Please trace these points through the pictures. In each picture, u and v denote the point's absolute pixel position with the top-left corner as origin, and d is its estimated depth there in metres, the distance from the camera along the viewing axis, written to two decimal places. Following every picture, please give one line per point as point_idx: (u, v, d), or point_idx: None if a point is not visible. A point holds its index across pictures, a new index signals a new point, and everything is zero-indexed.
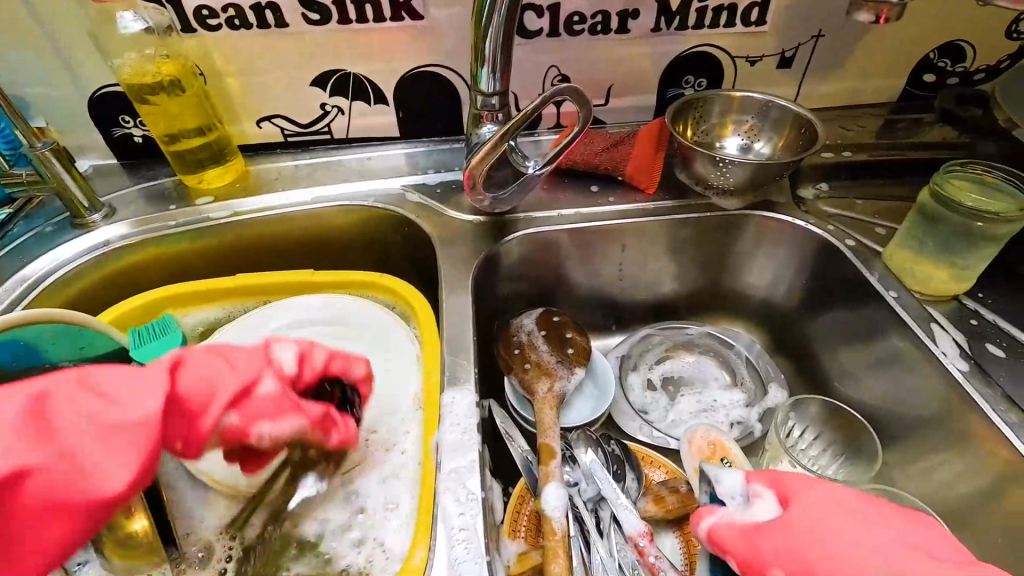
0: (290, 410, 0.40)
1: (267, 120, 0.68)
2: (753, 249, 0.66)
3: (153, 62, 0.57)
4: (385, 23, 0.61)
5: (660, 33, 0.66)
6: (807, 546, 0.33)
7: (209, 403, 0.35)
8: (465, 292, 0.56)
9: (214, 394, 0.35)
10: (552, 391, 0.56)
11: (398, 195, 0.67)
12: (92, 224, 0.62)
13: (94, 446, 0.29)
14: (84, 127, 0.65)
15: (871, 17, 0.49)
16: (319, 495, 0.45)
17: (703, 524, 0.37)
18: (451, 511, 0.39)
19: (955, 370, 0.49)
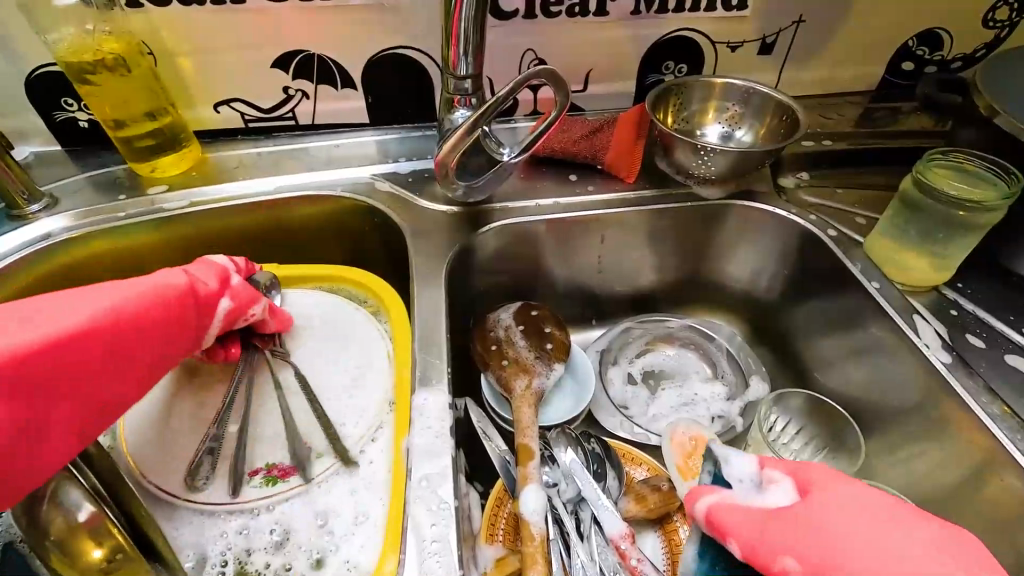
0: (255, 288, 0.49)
1: (225, 104, 0.64)
2: (734, 240, 0.65)
3: (93, 38, 0.53)
4: (350, 0, 0.57)
5: (639, 16, 0.63)
6: (821, 544, 0.29)
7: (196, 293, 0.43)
8: (438, 286, 0.53)
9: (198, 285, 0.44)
10: (530, 388, 0.54)
11: (367, 184, 0.64)
12: (33, 216, 0.57)
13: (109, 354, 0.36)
14: (22, 110, 0.60)
15: None
16: (287, 510, 0.43)
17: (700, 504, 0.33)
18: (423, 521, 0.37)
19: (937, 361, 0.49)
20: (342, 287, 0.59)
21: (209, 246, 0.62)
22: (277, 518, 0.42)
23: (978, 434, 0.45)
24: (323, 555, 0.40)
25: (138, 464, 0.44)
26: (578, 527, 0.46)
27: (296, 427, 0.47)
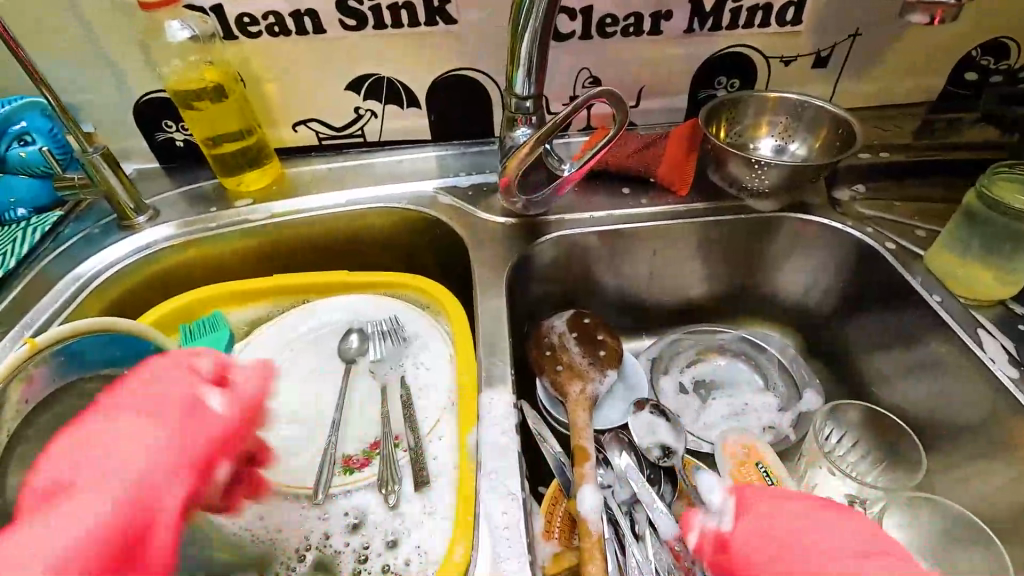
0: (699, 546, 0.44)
1: (302, 124, 0.69)
2: (788, 252, 0.65)
3: (198, 69, 0.59)
4: (419, 27, 0.62)
5: (692, 34, 0.65)
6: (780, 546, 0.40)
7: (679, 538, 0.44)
8: (499, 293, 0.57)
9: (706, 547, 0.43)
10: (585, 393, 0.56)
11: (430, 197, 0.68)
12: (138, 226, 0.64)
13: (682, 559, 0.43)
14: (131, 132, 0.67)
15: (925, 18, 0.45)
16: (367, 505, 0.46)
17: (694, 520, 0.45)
18: (495, 510, 0.40)
19: (1004, 376, 0.49)
20: (408, 294, 0.63)
21: (285, 252, 0.68)
22: (360, 508, 0.46)
23: None
24: (397, 537, 0.44)
25: None
26: (634, 528, 0.47)
27: (370, 421, 0.52)
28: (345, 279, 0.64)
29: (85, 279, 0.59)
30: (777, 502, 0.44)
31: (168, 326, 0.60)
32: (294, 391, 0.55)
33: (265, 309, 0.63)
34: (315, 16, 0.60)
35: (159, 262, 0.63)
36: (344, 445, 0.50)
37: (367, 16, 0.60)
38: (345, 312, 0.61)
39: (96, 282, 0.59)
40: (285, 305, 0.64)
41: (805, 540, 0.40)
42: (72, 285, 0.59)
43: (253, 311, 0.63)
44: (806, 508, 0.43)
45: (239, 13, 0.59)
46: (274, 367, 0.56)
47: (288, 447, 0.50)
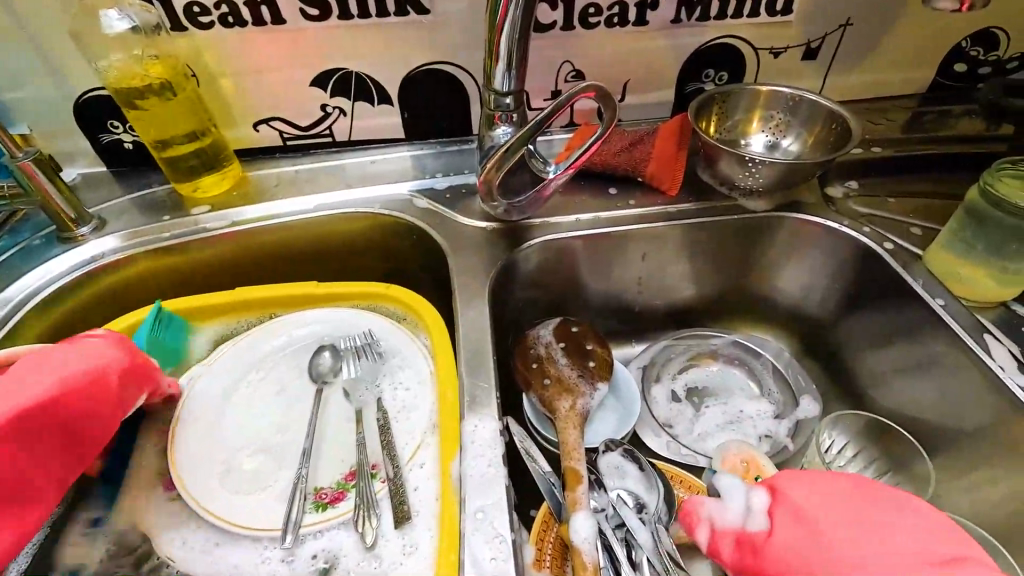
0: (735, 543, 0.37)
1: (265, 123, 0.64)
2: (782, 252, 0.62)
3: (141, 63, 0.53)
4: (388, 18, 0.57)
5: (679, 24, 0.62)
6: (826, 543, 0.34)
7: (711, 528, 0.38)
8: (481, 304, 0.53)
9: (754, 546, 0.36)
10: (575, 408, 0.53)
11: (405, 200, 0.63)
12: (81, 238, 0.58)
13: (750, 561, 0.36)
14: (71, 133, 0.61)
15: (953, 4, 0.44)
16: (339, 547, 0.42)
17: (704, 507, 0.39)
18: (481, 554, 0.36)
19: (1016, 386, 0.46)
20: (384, 306, 0.59)
21: (248, 263, 0.62)
22: (332, 550, 0.42)
23: None
24: None
25: (195, 488, 0.45)
26: (630, 555, 0.44)
27: (344, 449, 0.48)
28: (314, 292, 0.59)
29: (19, 299, 0.54)
30: (820, 489, 0.37)
31: None
32: (260, 417, 0.50)
33: (226, 326, 0.58)
34: (273, 5, 0.55)
35: (105, 277, 0.58)
36: (315, 478, 0.46)
37: (331, 5, 0.55)
38: (314, 328, 0.57)
39: (32, 302, 0.54)
40: (249, 321, 0.59)
41: (878, 533, 0.34)
42: (4, 307, 0.53)
43: (212, 329, 0.58)
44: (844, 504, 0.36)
45: (187, 2, 0.53)
46: (237, 391, 0.51)
47: (252, 481, 0.46)
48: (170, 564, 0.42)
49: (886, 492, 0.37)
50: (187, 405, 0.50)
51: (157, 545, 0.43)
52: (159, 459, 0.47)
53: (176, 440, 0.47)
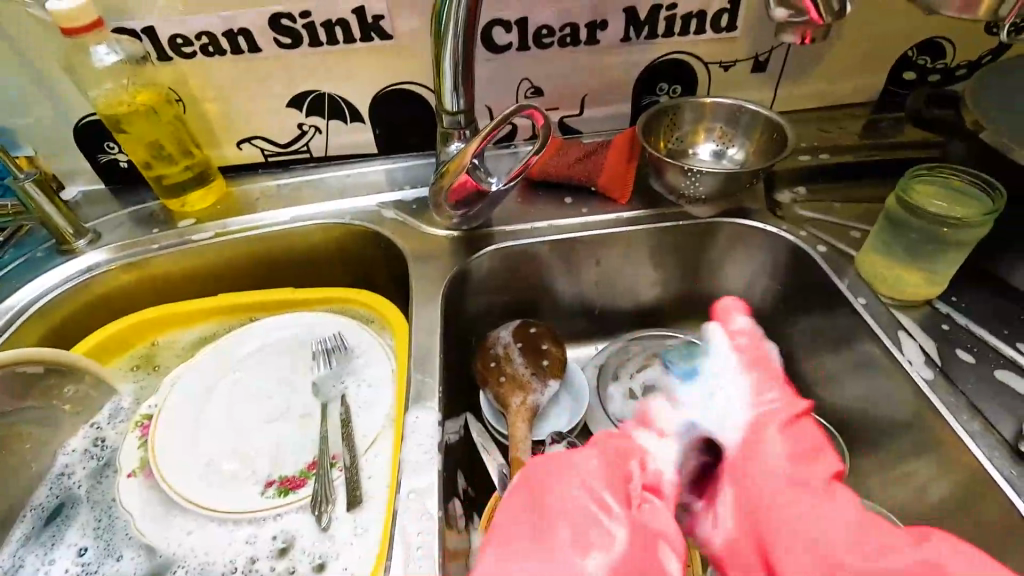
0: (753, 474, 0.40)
1: (247, 142, 0.69)
2: (730, 255, 0.66)
3: (128, 91, 0.59)
4: (355, 44, 0.62)
5: (629, 42, 0.66)
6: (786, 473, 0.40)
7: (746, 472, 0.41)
8: (437, 308, 0.57)
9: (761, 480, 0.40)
10: (526, 404, 0.57)
11: (375, 212, 0.68)
12: (78, 250, 0.64)
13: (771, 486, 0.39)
14: (71, 154, 0.67)
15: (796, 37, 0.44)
16: (296, 530, 0.47)
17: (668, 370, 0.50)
18: (412, 531, 0.41)
19: (920, 378, 0.50)
20: (353, 310, 0.64)
21: (229, 271, 0.68)
22: (291, 533, 0.47)
23: (960, 451, 0.46)
24: (325, 560, 0.45)
25: (170, 476, 0.49)
26: None
27: (305, 439, 0.52)
28: (288, 296, 0.64)
29: (20, 307, 0.59)
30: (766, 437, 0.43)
31: (106, 351, 0.60)
32: (231, 412, 0.54)
33: (207, 330, 0.64)
34: (249, 35, 0.60)
35: (99, 286, 0.63)
36: (278, 466, 0.51)
37: (302, 34, 0.60)
38: (286, 330, 0.61)
39: (32, 310, 0.59)
40: (229, 325, 0.64)
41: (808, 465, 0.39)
42: (6, 315, 0.58)
43: (195, 333, 0.63)
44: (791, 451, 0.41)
45: (171, 35, 0.59)
46: (214, 388, 0.56)
47: (222, 467, 0.50)
48: (148, 542, 0.47)
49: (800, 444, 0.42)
50: (168, 401, 0.55)
51: (136, 527, 0.47)
52: (142, 450, 0.52)
53: (156, 432, 0.52)
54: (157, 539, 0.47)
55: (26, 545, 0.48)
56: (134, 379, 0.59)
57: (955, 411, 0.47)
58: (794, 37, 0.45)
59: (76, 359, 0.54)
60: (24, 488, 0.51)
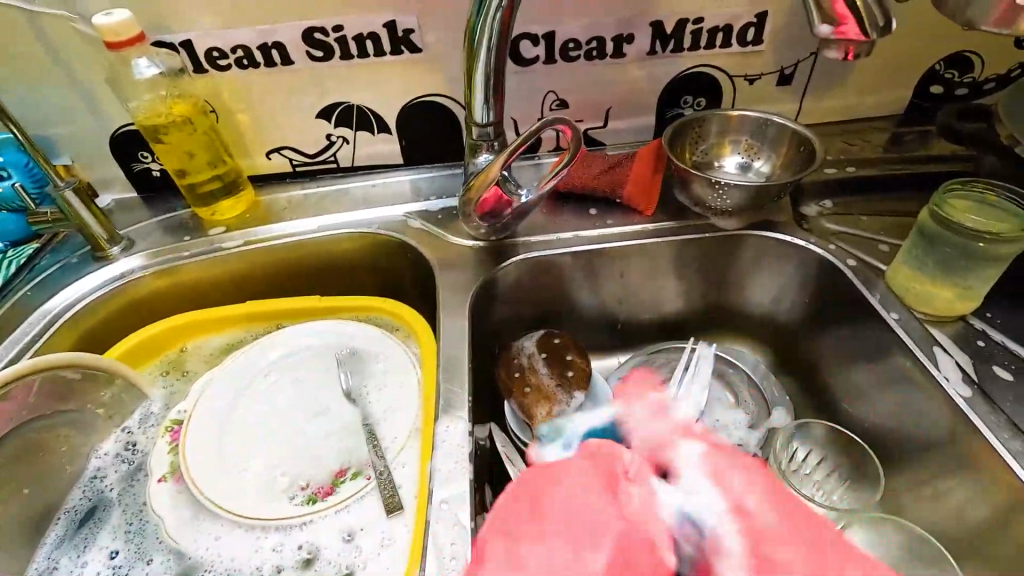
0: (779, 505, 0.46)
1: (276, 152, 0.70)
2: (755, 268, 0.65)
3: (165, 103, 0.61)
4: (385, 57, 0.63)
5: (655, 56, 0.66)
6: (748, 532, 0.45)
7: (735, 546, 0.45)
8: (464, 317, 0.57)
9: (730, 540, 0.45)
10: (551, 415, 0.57)
11: (401, 221, 0.69)
12: (112, 257, 0.65)
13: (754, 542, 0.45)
14: (107, 163, 0.69)
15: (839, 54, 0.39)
16: (321, 543, 0.47)
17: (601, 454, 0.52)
18: (444, 541, 0.41)
19: (958, 396, 0.49)
20: (380, 318, 0.64)
21: (258, 278, 0.69)
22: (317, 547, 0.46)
23: (1001, 471, 0.45)
24: (352, 569, 0.45)
25: (201, 481, 0.50)
26: None
27: (332, 449, 0.53)
28: (315, 304, 0.64)
29: (54, 313, 0.60)
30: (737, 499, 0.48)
31: (136, 356, 0.61)
32: (260, 419, 0.55)
33: (237, 336, 0.64)
34: (282, 48, 0.61)
35: (133, 292, 0.64)
36: (307, 474, 0.51)
37: (333, 47, 0.62)
38: (313, 337, 0.62)
39: (66, 315, 0.60)
40: (259, 331, 0.65)
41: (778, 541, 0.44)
42: (41, 320, 0.60)
43: (224, 339, 0.64)
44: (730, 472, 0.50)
45: (207, 48, 0.60)
46: (243, 394, 0.57)
47: (251, 474, 0.51)
48: (179, 547, 0.47)
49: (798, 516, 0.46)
50: (199, 405, 0.55)
51: (166, 531, 0.48)
52: (173, 455, 0.52)
53: (187, 436, 0.53)
54: (186, 545, 0.47)
55: (59, 547, 0.49)
56: (165, 383, 0.60)
57: (994, 430, 0.46)
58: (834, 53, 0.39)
59: (112, 364, 0.55)
60: (56, 494, 0.51)
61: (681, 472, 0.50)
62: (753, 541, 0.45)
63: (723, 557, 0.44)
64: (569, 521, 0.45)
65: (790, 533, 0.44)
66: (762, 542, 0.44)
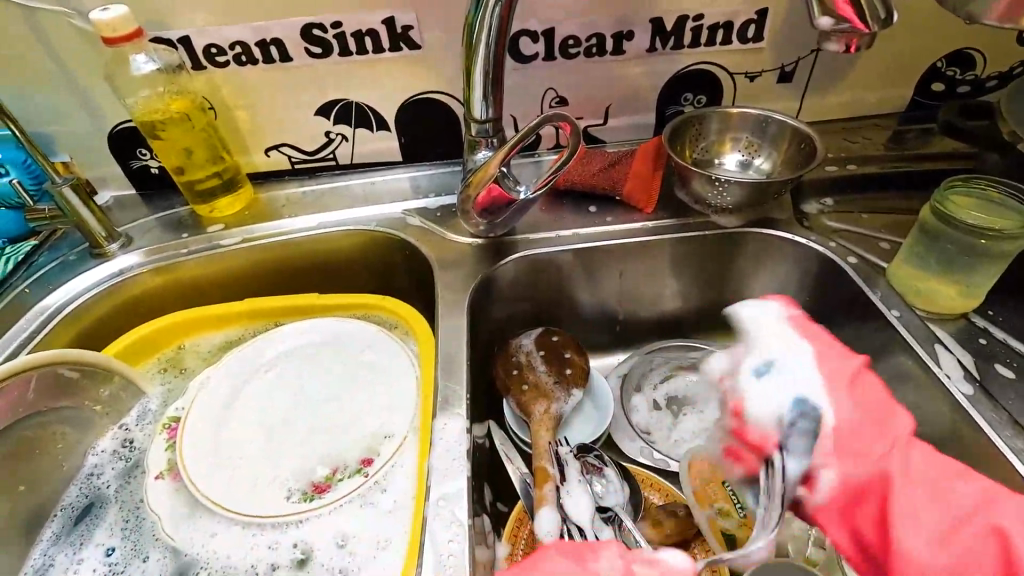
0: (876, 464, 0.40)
1: (275, 149, 0.70)
2: (756, 266, 0.65)
3: (163, 99, 0.60)
4: (384, 53, 0.63)
5: (655, 53, 0.66)
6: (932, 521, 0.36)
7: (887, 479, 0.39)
8: (462, 314, 0.57)
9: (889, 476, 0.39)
10: (549, 412, 0.56)
11: (399, 219, 0.68)
12: (110, 254, 0.65)
13: (932, 505, 0.37)
14: (105, 161, 0.69)
15: (840, 47, 0.39)
16: (307, 550, 0.46)
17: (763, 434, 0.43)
18: (440, 537, 0.41)
19: (958, 393, 0.48)
20: (377, 316, 0.64)
21: (256, 276, 0.68)
22: (307, 551, 0.46)
23: (1002, 468, 0.45)
24: (345, 572, 0.45)
25: (198, 478, 0.49)
26: None
27: (328, 448, 0.52)
28: (312, 302, 0.64)
29: (52, 310, 0.60)
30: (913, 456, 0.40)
31: (133, 354, 0.61)
32: (259, 417, 0.55)
33: (235, 334, 0.64)
34: (280, 44, 0.61)
35: (132, 289, 0.64)
36: (304, 472, 0.51)
37: (332, 44, 0.61)
38: (309, 335, 0.62)
39: (64, 312, 0.60)
40: (257, 329, 0.65)
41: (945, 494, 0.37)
42: (40, 317, 0.60)
43: (222, 337, 0.64)
44: (880, 436, 0.41)
45: (206, 44, 0.60)
46: (242, 391, 0.57)
47: (249, 472, 0.51)
48: (175, 545, 0.47)
49: (924, 454, 0.40)
50: (196, 403, 0.55)
51: (162, 528, 0.47)
52: (169, 452, 0.52)
53: (183, 435, 0.53)
54: (181, 541, 0.47)
55: (55, 545, 0.49)
56: (163, 381, 0.60)
57: (995, 427, 0.46)
58: (836, 46, 0.39)
59: (109, 362, 0.55)
60: (52, 492, 0.51)
61: (810, 441, 0.41)
62: (853, 458, 0.40)
63: (819, 482, 0.40)
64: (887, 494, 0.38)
65: (863, 411, 0.43)
66: (865, 456, 0.40)
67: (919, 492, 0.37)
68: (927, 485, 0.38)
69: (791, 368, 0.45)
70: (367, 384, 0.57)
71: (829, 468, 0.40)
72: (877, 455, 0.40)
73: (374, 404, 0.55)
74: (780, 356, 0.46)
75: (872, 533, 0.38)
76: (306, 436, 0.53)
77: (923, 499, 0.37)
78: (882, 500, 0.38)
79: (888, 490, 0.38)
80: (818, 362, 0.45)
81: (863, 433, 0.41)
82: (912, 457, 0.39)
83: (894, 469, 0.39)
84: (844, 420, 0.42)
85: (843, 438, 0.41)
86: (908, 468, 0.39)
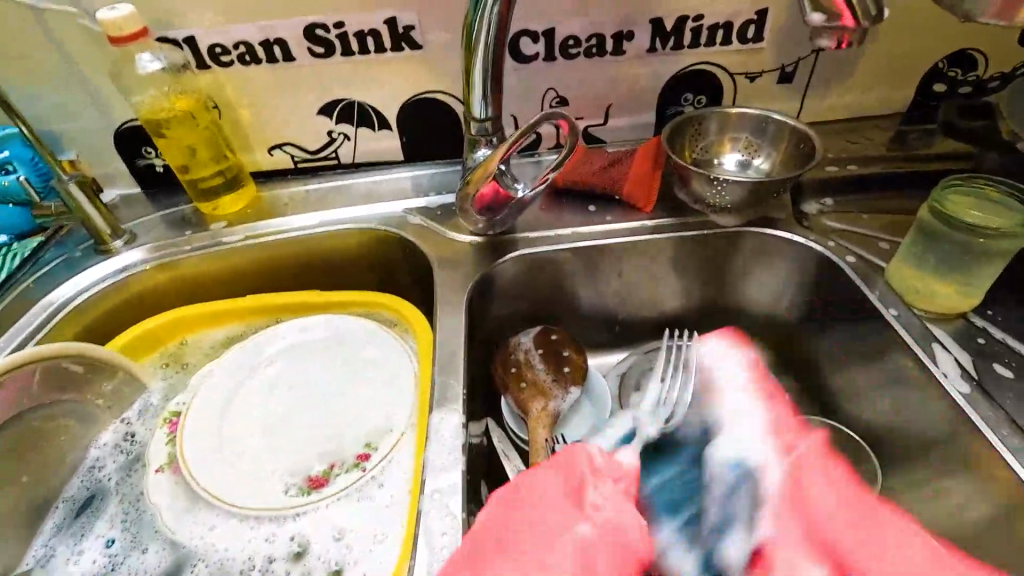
0: (808, 522, 0.48)
1: (278, 148, 0.71)
2: (755, 266, 0.65)
3: (168, 98, 0.62)
4: (385, 53, 0.63)
5: (655, 53, 0.66)
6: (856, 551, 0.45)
7: (835, 548, 0.46)
8: (461, 311, 0.58)
9: (822, 530, 0.47)
10: (547, 409, 0.57)
11: (400, 217, 0.69)
12: (115, 250, 0.66)
13: (848, 536, 0.46)
14: (110, 159, 0.70)
15: (832, 43, 0.39)
16: (303, 543, 0.46)
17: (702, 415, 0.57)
18: (434, 530, 0.41)
19: (956, 392, 0.48)
20: (380, 312, 0.64)
21: (257, 273, 0.69)
22: (304, 544, 0.46)
23: (1000, 467, 0.44)
24: (342, 565, 0.45)
25: (197, 471, 0.50)
26: None
27: (326, 442, 0.53)
28: (313, 299, 0.65)
29: (58, 304, 0.61)
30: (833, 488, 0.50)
31: (136, 349, 0.61)
32: (260, 411, 0.55)
33: (236, 330, 0.65)
34: (284, 44, 0.62)
35: (135, 285, 0.65)
36: (303, 466, 0.51)
37: (334, 43, 0.62)
38: (308, 331, 0.62)
39: (69, 307, 0.61)
40: (259, 325, 0.65)
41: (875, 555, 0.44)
42: (45, 311, 0.61)
43: (223, 333, 0.65)
44: (848, 519, 0.47)
45: (210, 44, 0.61)
46: (242, 386, 0.57)
47: (247, 466, 0.51)
48: (174, 537, 0.47)
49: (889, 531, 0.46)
50: (195, 397, 0.56)
51: (162, 520, 0.48)
52: (169, 446, 0.53)
53: (182, 428, 0.53)
54: (181, 532, 0.47)
55: (57, 535, 0.49)
56: (165, 376, 0.60)
57: (993, 426, 0.46)
58: (828, 43, 0.39)
59: (114, 357, 0.56)
60: (54, 484, 0.52)
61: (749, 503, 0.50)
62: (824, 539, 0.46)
63: (775, 549, 0.47)
64: (833, 531, 0.47)
65: (851, 508, 0.48)
66: (825, 538, 0.47)
67: (840, 521, 0.47)
68: (845, 522, 0.47)
69: (745, 431, 0.55)
70: (366, 379, 0.57)
71: (786, 529, 0.48)
72: (802, 478, 0.51)
73: (372, 400, 0.55)
74: (739, 415, 0.56)
75: (850, 545, 0.45)
76: (304, 430, 0.54)
77: (842, 540, 0.46)
78: (837, 534, 0.46)
79: (827, 542, 0.46)
80: (767, 427, 0.55)
81: (825, 513, 0.48)
82: (854, 538, 0.46)
83: (823, 533, 0.47)
84: (789, 469, 0.52)
85: (802, 492, 0.50)
86: (866, 540, 0.46)
